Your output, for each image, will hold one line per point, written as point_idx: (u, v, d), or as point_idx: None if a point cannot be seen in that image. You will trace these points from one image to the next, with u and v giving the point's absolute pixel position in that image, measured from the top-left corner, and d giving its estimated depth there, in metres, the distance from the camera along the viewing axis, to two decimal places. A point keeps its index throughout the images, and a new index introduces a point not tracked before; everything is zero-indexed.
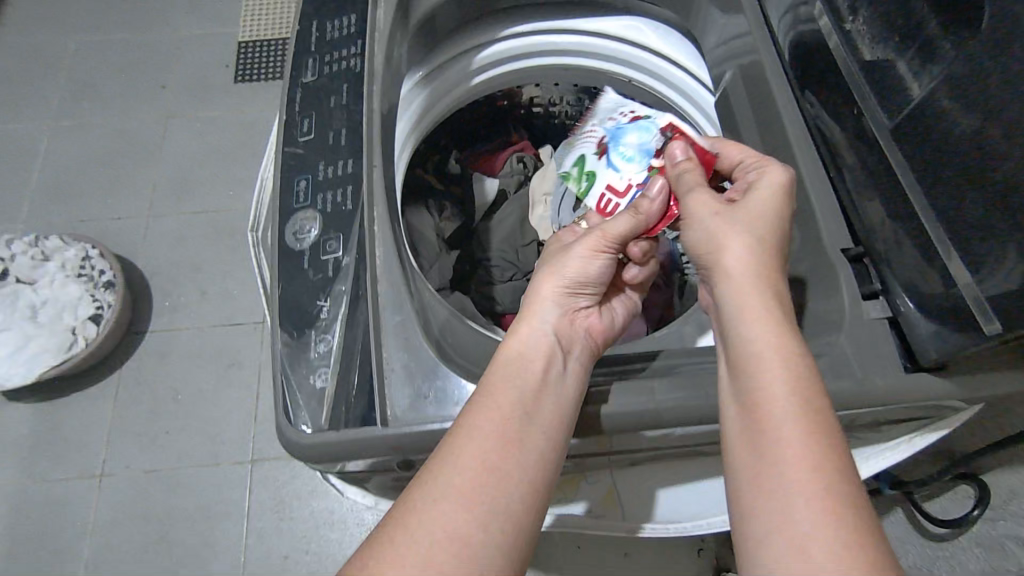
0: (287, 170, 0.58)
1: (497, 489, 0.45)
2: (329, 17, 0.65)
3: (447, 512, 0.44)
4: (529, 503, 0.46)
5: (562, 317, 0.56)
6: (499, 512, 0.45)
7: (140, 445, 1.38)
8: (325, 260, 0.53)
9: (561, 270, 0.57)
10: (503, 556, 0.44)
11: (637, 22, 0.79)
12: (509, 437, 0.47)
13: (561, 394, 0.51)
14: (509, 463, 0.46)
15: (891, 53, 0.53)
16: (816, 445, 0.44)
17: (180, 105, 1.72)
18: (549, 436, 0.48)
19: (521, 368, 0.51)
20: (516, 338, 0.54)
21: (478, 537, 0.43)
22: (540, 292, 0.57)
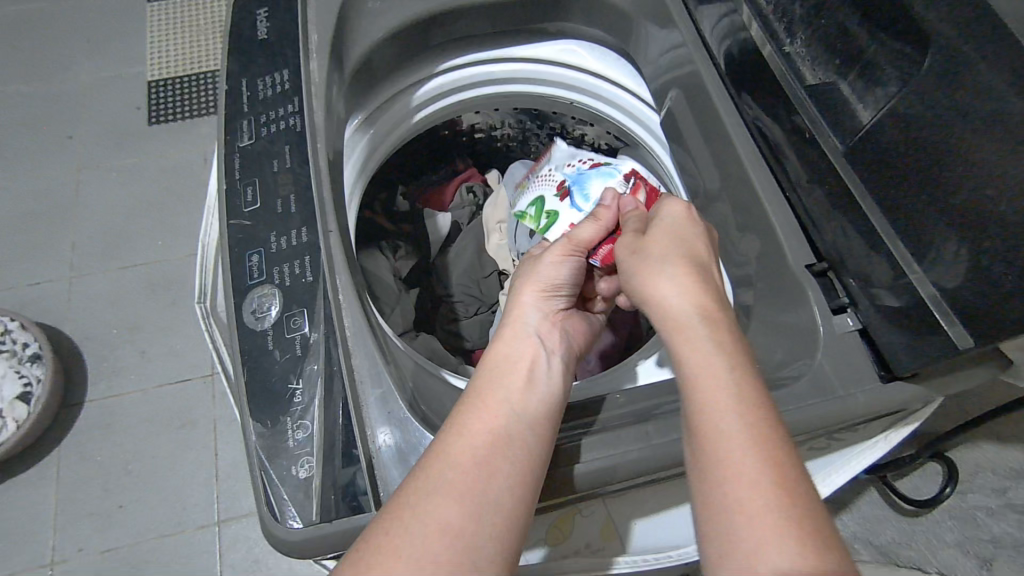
0: (235, 245, 0.54)
1: (487, 481, 0.46)
2: (261, 75, 0.62)
3: (438, 509, 0.43)
4: (523, 497, 0.46)
5: (542, 319, 0.61)
6: (490, 505, 0.45)
7: (93, 525, 1.28)
8: (291, 339, 0.50)
9: (536, 277, 0.62)
10: (498, 551, 0.44)
11: (571, 44, 0.79)
12: (499, 433, 0.48)
13: (547, 391, 0.54)
14: (500, 458, 0.47)
15: (835, 76, 0.56)
16: (760, 457, 0.44)
17: (92, 154, 1.62)
18: (536, 430, 0.50)
19: (511, 368, 0.54)
20: (501, 342, 0.58)
21: (471, 532, 0.43)
22: (520, 297, 0.61)
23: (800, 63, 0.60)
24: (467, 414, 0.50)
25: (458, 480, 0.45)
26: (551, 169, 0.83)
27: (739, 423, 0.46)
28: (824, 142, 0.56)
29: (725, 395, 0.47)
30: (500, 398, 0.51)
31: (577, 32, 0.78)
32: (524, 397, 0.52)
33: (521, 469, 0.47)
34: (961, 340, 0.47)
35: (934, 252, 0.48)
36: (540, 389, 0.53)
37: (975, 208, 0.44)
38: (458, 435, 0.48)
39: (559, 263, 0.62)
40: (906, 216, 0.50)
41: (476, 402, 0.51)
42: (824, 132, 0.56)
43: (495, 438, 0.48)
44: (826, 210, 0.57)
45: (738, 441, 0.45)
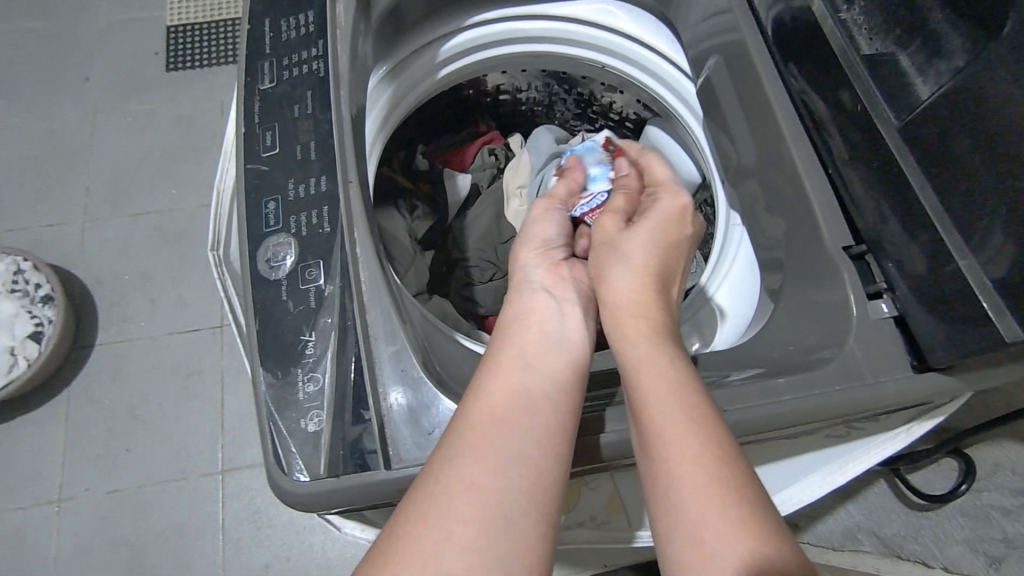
0: (252, 190, 0.53)
1: (509, 437, 0.46)
2: (284, 15, 0.60)
3: (464, 467, 0.44)
4: (549, 448, 0.46)
5: (546, 271, 0.60)
6: (517, 459, 0.45)
7: (99, 467, 1.30)
8: (305, 289, 0.49)
9: (530, 237, 0.63)
10: (529, 503, 0.44)
11: (607, 5, 0.76)
12: (517, 389, 0.49)
13: (562, 344, 0.53)
14: (519, 413, 0.47)
15: (894, 46, 0.54)
16: (700, 444, 0.45)
17: (109, 98, 1.59)
18: (554, 382, 0.50)
19: (520, 325, 0.55)
20: (510, 303, 0.58)
21: (498, 486, 0.43)
22: (518, 258, 0.62)
23: (856, 31, 0.57)
24: (483, 372, 0.50)
25: (481, 438, 0.45)
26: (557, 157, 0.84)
27: (662, 408, 0.47)
28: (878, 118, 0.54)
29: (651, 385, 0.49)
30: (516, 355, 0.51)
31: None
32: (538, 352, 0.52)
33: (543, 421, 0.47)
34: (1008, 332, 0.45)
35: (982, 236, 0.47)
36: (553, 341, 0.53)
37: None
38: (478, 395, 0.48)
39: (541, 220, 0.64)
40: (956, 197, 0.49)
41: (491, 363, 0.51)
42: (878, 106, 0.54)
43: (514, 394, 0.48)
44: (869, 189, 0.54)
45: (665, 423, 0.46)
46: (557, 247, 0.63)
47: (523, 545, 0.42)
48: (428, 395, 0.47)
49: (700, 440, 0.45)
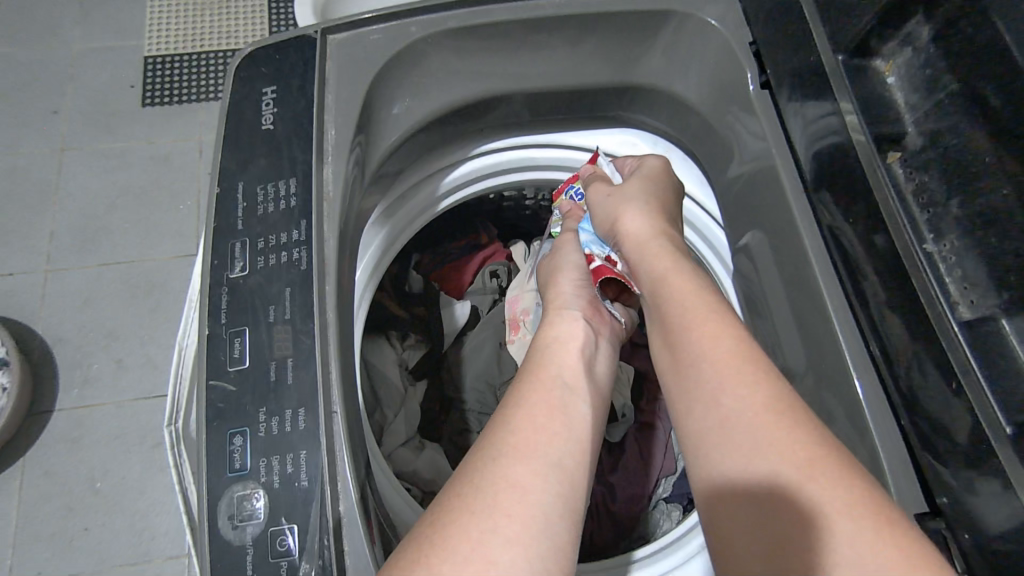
0: (214, 418, 0.44)
1: (550, 443, 0.44)
2: (259, 178, 0.51)
3: (506, 467, 0.42)
4: (583, 463, 0.45)
5: (585, 304, 0.58)
6: (557, 466, 0.43)
7: (53, 549, 1.18)
8: (277, 565, 0.40)
9: (568, 270, 0.61)
10: (566, 510, 0.42)
11: (631, 134, 0.68)
12: (557, 402, 0.47)
13: (593, 372, 0.53)
14: (557, 424, 0.46)
15: (1001, 311, 0.38)
16: (789, 434, 0.39)
17: (79, 134, 1.47)
18: (590, 403, 0.49)
19: (553, 346, 0.53)
20: (547, 324, 0.56)
21: (539, 488, 0.42)
22: (557, 288, 0.60)
23: (942, 272, 0.41)
24: (522, 388, 0.49)
25: (521, 443, 0.44)
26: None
27: (771, 411, 0.40)
28: (977, 407, 0.37)
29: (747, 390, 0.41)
30: (555, 372, 0.50)
31: (637, 122, 0.67)
32: (576, 371, 0.51)
33: (579, 435, 0.46)
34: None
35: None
36: (586, 365, 0.52)
37: None
38: (518, 408, 0.47)
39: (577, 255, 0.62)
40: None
41: (530, 377, 0.50)
42: (982, 394, 0.37)
43: (554, 405, 0.47)
44: (972, 498, 0.38)
45: (780, 426, 0.39)
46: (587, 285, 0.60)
47: (560, 549, 0.40)
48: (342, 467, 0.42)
49: (786, 427, 0.39)
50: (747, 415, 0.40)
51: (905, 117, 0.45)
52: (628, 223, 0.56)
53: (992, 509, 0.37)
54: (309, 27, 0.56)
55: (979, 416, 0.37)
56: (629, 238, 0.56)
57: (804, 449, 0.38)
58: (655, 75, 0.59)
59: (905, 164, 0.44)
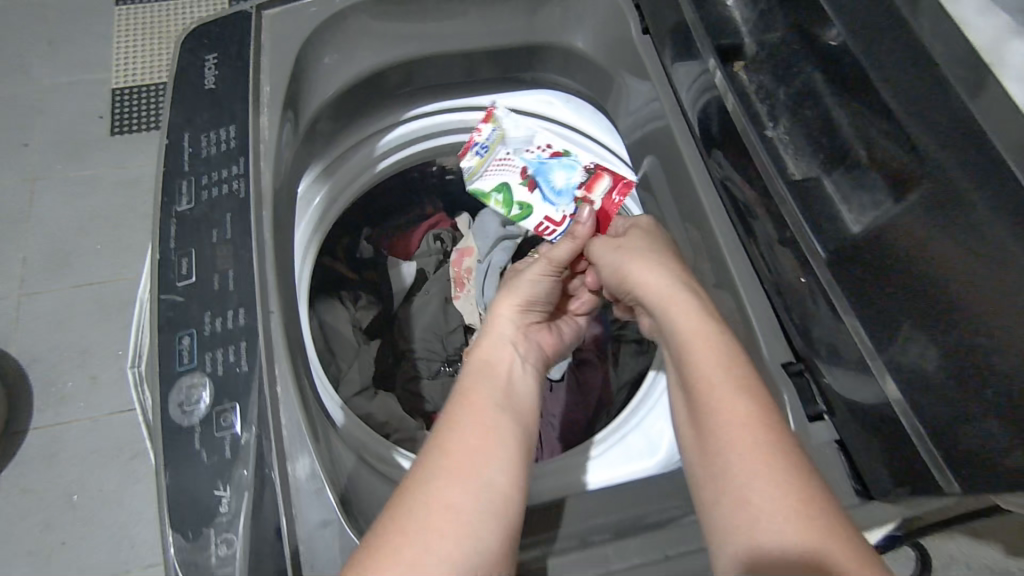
0: (165, 324, 0.49)
1: (484, 463, 0.47)
2: (203, 129, 0.57)
3: (443, 489, 0.45)
4: (513, 480, 0.48)
5: (518, 329, 0.60)
6: (487, 487, 0.46)
7: (28, 567, 1.08)
8: (220, 438, 0.45)
9: (515, 290, 0.61)
10: (496, 523, 0.45)
11: (546, 95, 0.76)
12: (487, 425, 0.50)
13: (523, 392, 0.55)
14: (488, 445, 0.49)
15: (817, 169, 0.47)
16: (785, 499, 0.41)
17: (46, 163, 1.43)
18: (519, 421, 0.52)
19: (488, 369, 0.55)
20: (480, 347, 0.58)
21: (471, 505, 0.45)
22: (497, 311, 0.61)
23: (779, 147, 0.50)
24: (454, 411, 0.51)
25: (454, 464, 0.47)
26: (510, 151, 0.75)
27: (764, 476, 0.42)
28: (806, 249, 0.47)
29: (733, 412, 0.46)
30: (486, 394, 0.52)
31: (550, 82, 0.74)
32: (505, 393, 0.53)
33: (510, 450, 0.49)
34: (947, 484, 0.41)
35: (939, 393, 0.40)
36: (518, 389, 0.55)
37: (989, 385, 0.36)
38: (450, 430, 0.49)
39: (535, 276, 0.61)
40: (907, 347, 0.41)
41: (460, 402, 0.52)
42: (808, 238, 0.47)
43: (485, 428, 0.50)
44: (811, 321, 0.49)
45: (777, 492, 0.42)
46: (540, 305, 0.62)
47: (491, 557, 0.43)
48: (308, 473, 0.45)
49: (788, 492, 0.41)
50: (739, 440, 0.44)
51: (744, 29, 0.54)
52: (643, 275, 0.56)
53: (821, 331, 0.48)
54: (247, 5, 0.64)
55: (807, 253, 0.47)
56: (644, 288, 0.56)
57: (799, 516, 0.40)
58: (555, 31, 0.68)
59: (746, 70, 0.53)
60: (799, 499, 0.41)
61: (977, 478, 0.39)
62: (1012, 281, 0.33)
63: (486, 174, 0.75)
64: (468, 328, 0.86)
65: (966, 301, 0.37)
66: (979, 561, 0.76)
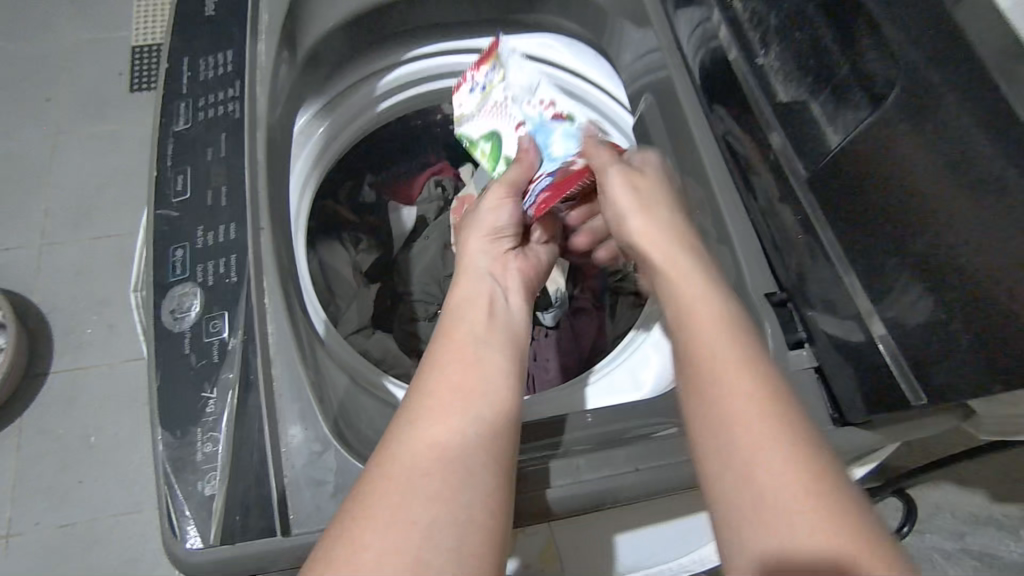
0: (160, 237, 0.51)
1: (468, 399, 0.44)
2: (203, 53, 0.58)
3: (424, 429, 0.42)
4: (503, 413, 0.45)
5: (494, 260, 0.57)
6: (475, 421, 0.43)
7: (48, 500, 1.11)
8: (208, 343, 0.47)
9: (476, 224, 0.59)
10: (489, 459, 0.42)
11: (547, 38, 0.75)
12: (470, 359, 0.47)
13: (511, 326, 0.52)
14: (473, 380, 0.45)
15: (805, 92, 0.47)
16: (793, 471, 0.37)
17: (64, 112, 1.39)
18: (506, 355, 0.48)
19: (467, 304, 0.52)
20: (455, 286, 0.55)
21: (458, 444, 0.42)
22: (468, 246, 0.58)
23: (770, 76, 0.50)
24: (433, 351, 0.48)
25: (436, 404, 0.43)
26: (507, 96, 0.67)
27: (769, 444, 0.38)
28: (792, 177, 0.49)
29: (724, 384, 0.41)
30: (467, 332, 0.49)
31: (551, 24, 0.73)
32: (489, 328, 0.50)
33: (498, 384, 0.46)
34: (913, 396, 0.43)
35: (901, 312, 0.42)
36: (503, 325, 0.51)
37: (951, 298, 0.38)
38: (429, 370, 0.46)
39: (496, 206, 0.59)
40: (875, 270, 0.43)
41: (440, 341, 0.49)
42: (795, 168, 0.49)
43: (468, 363, 0.46)
44: (799, 248, 0.51)
45: (781, 461, 0.37)
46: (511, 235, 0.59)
47: (488, 497, 0.41)
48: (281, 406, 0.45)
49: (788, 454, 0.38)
50: (736, 416, 0.40)
51: None
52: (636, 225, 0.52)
53: (808, 260, 0.50)
54: None
55: (793, 182, 0.50)
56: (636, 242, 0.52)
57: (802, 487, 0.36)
58: None
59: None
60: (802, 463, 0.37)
61: (943, 389, 0.40)
62: (958, 201, 0.35)
63: (480, 117, 0.69)
64: None
65: (919, 220, 0.38)
66: (964, 510, 0.78)
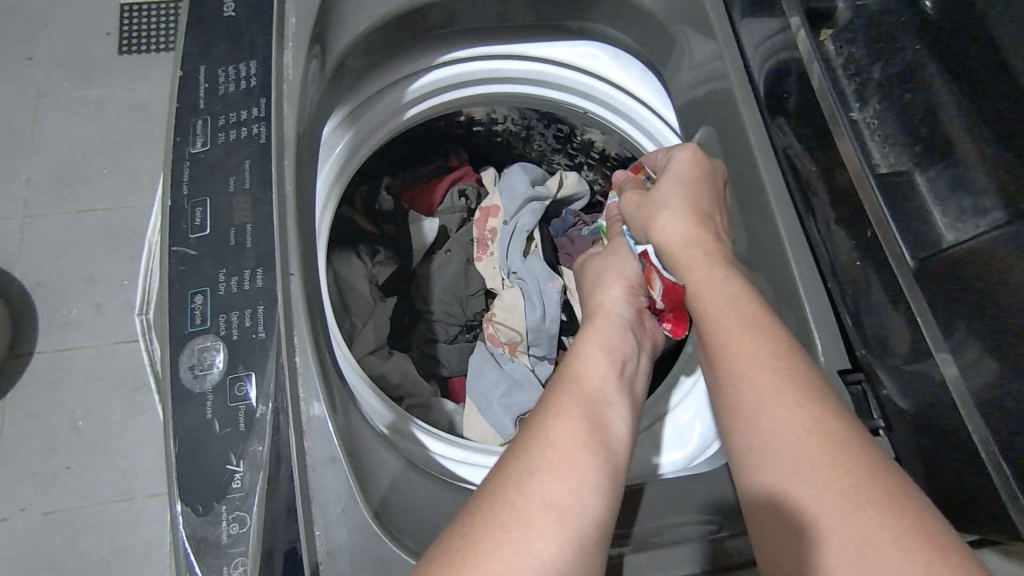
0: (175, 279, 0.46)
1: (587, 455, 0.41)
2: (222, 62, 0.52)
3: (546, 483, 0.39)
4: (620, 485, 0.41)
5: (633, 315, 0.55)
6: (597, 485, 0.40)
7: (35, 487, 1.05)
8: (234, 408, 0.43)
9: (620, 273, 0.57)
10: (602, 529, 0.39)
11: (592, 48, 0.69)
12: (594, 419, 0.44)
13: (630, 391, 0.49)
14: (598, 441, 0.42)
15: (910, 162, 0.49)
16: (836, 459, 0.37)
17: (49, 75, 1.29)
18: (626, 424, 0.46)
19: (595, 357, 0.50)
20: (587, 332, 0.53)
21: (578, 509, 0.38)
22: (607, 295, 0.56)
23: (868, 134, 0.51)
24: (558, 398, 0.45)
25: (561, 458, 0.40)
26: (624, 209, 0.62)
27: (810, 449, 0.38)
28: (891, 256, 0.46)
29: (788, 414, 0.40)
30: (595, 390, 0.47)
31: (599, 34, 0.67)
32: (612, 388, 0.48)
33: (618, 454, 0.43)
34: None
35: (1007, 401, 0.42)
36: (626, 385, 0.49)
37: None
38: (557, 418, 0.43)
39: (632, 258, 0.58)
40: (969, 342, 0.43)
41: (570, 389, 0.46)
42: (890, 232, 0.46)
43: (592, 423, 0.43)
44: (878, 323, 0.48)
45: (820, 456, 0.37)
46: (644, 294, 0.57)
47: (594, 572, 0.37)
48: (316, 491, 0.41)
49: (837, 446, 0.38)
50: (788, 430, 0.39)
51: None
52: (661, 227, 0.54)
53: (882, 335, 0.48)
54: None
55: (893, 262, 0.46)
56: (665, 245, 0.53)
57: (844, 484, 0.36)
58: None
59: (836, 40, 0.53)
60: (869, 497, 0.35)
61: None
62: None
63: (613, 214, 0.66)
64: (490, 293, 0.83)
65: None
66: None
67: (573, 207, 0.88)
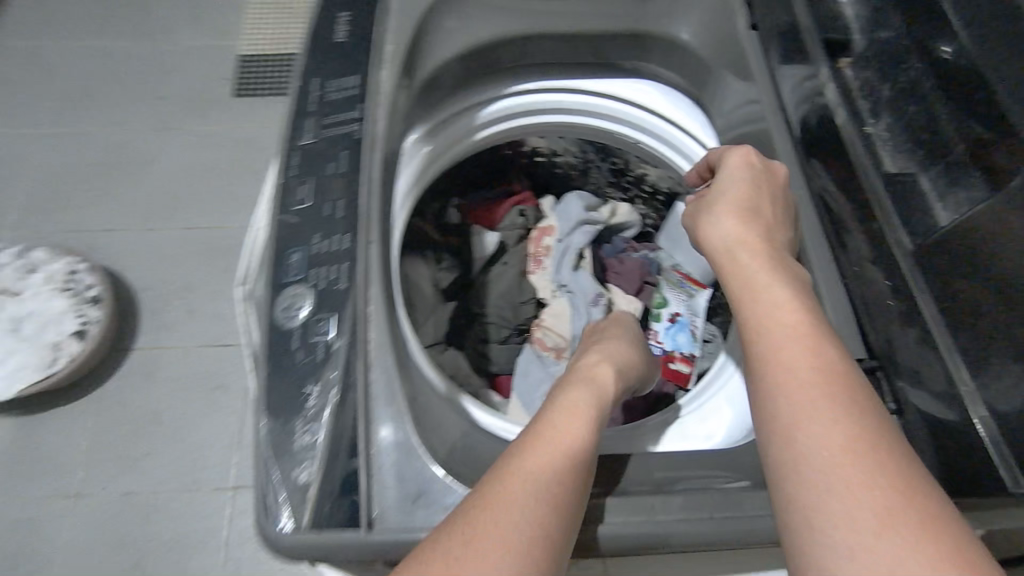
0: (279, 241, 0.56)
1: (539, 491, 0.42)
2: (333, 76, 0.64)
3: (496, 516, 0.40)
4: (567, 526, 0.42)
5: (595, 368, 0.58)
6: (542, 522, 0.41)
7: (118, 467, 1.13)
8: (314, 343, 0.51)
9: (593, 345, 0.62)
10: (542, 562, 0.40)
11: (642, 84, 0.78)
12: (557, 455, 0.44)
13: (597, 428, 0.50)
14: (553, 479, 0.43)
15: (916, 165, 0.55)
16: (872, 478, 0.38)
17: (176, 113, 1.50)
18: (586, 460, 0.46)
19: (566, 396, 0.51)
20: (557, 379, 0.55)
21: (517, 545, 0.39)
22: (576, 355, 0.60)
23: (882, 145, 0.58)
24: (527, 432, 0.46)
25: (514, 495, 0.41)
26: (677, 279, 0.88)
27: (849, 468, 0.39)
28: (897, 249, 0.54)
29: (827, 433, 0.40)
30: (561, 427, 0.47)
31: (651, 70, 0.77)
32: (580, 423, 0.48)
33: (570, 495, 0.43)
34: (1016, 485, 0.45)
35: (992, 368, 0.47)
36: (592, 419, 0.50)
37: None
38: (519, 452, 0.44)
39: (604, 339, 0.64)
40: (965, 322, 0.49)
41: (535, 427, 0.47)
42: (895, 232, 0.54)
43: (552, 459, 0.44)
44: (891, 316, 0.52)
45: (856, 475, 0.38)
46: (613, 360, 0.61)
47: None
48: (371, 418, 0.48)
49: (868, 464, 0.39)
50: (828, 451, 0.40)
51: None
52: (710, 227, 0.55)
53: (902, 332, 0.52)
54: None
55: (899, 256, 0.53)
56: (711, 246, 0.55)
57: (878, 500, 0.37)
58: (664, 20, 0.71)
59: (855, 66, 0.61)
60: (902, 517, 0.37)
61: None
62: None
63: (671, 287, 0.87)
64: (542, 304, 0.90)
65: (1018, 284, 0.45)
66: None
67: (624, 234, 0.95)
